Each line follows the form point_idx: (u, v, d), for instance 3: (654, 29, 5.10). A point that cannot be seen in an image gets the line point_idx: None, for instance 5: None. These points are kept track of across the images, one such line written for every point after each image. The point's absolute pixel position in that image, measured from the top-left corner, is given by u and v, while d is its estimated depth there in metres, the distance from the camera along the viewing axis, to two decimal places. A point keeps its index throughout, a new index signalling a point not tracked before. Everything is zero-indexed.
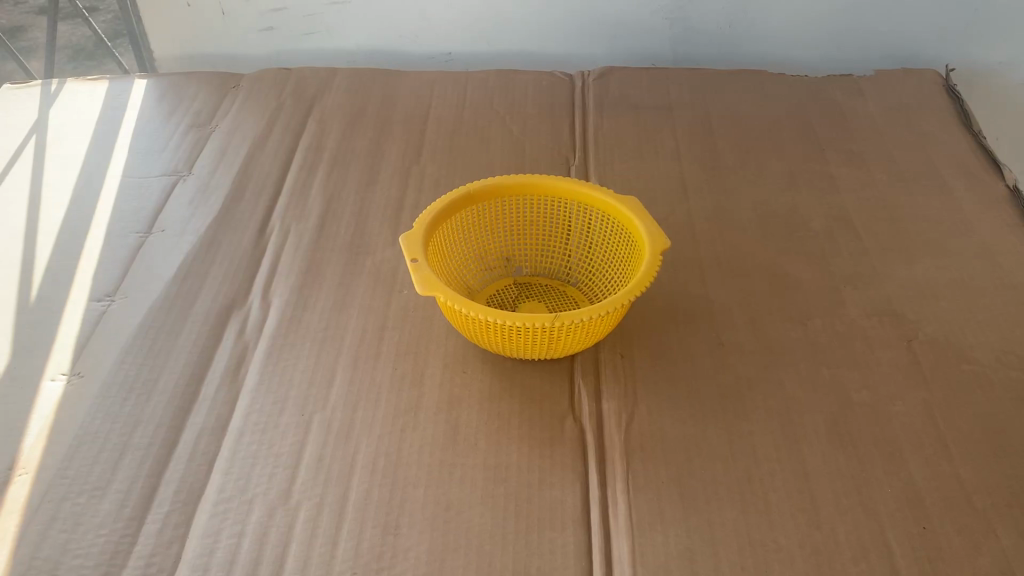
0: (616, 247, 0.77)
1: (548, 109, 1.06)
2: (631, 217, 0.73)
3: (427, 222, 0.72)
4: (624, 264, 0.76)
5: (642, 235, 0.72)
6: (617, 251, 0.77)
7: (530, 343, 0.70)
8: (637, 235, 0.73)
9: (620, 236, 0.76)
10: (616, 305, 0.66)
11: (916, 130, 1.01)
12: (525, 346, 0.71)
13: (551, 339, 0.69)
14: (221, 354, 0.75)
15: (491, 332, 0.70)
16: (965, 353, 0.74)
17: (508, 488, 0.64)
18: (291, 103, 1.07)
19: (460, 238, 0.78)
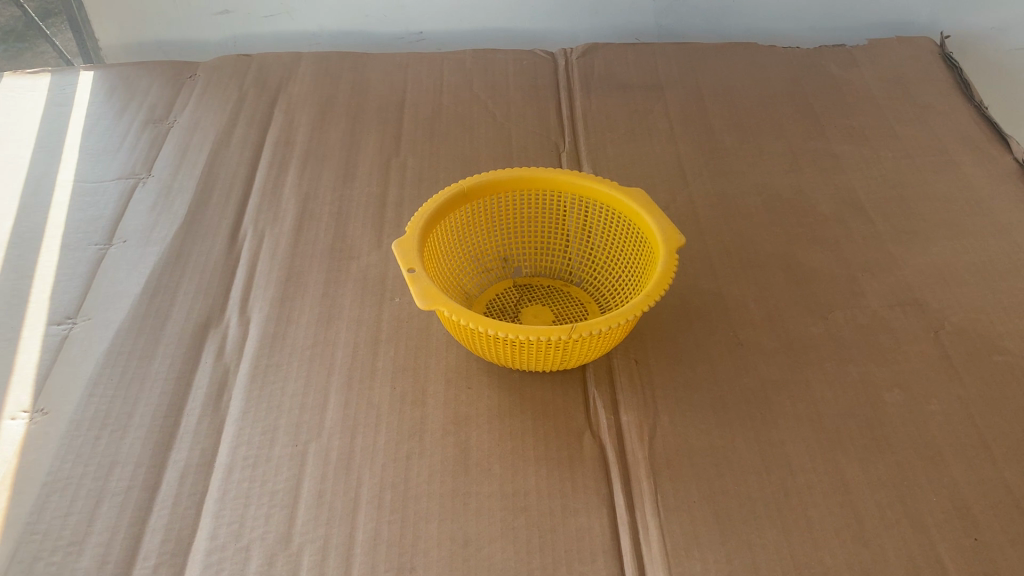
0: (623, 244, 0.72)
1: (531, 91, 1.00)
2: (639, 212, 0.68)
3: (421, 225, 0.66)
4: (633, 263, 0.71)
5: (654, 232, 0.66)
6: (624, 249, 0.72)
7: (542, 357, 0.64)
8: (648, 232, 0.68)
9: (626, 232, 0.71)
10: (636, 313, 0.60)
11: (916, 102, 0.97)
12: (535, 360, 0.65)
13: (565, 353, 0.64)
14: (200, 380, 0.68)
15: (499, 347, 0.64)
16: (995, 343, 0.70)
17: (529, 518, 0.59)
18: (255, 93, 0.99)
19: (456, 239, 0.72)
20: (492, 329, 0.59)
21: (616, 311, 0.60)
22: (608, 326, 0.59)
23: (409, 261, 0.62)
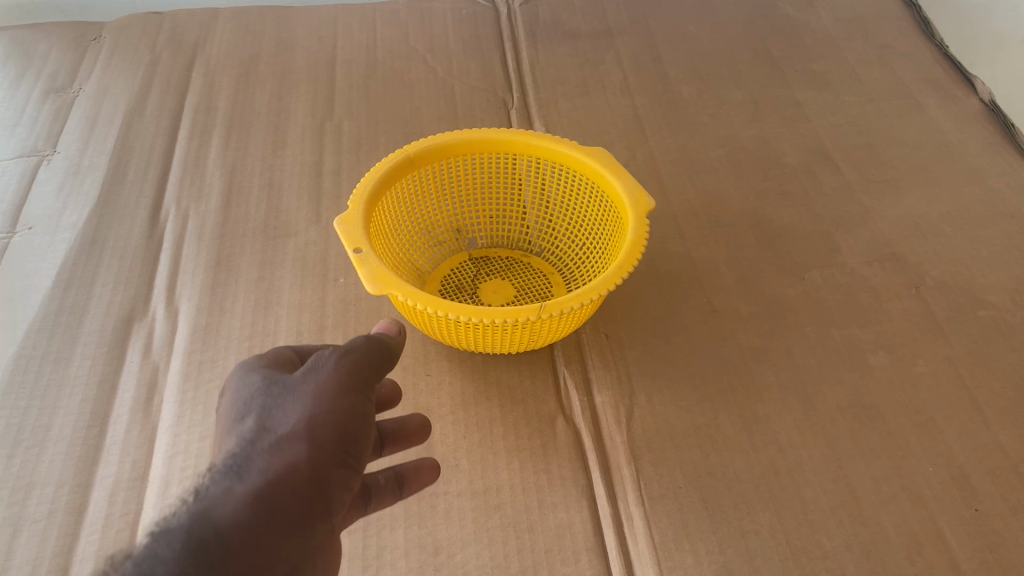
0: (586, 210, 0.67)
1: (473, 41, 0.93)
2: (604, 173, 0.62)
3: (365, 198, 0.58)
4: (601, 230, 0.66)
5: (621, 196, 0.60)
6: (588, 215, 0.67)
7: (507, 340, 0.58)
8: (613, 196, 0.62)
9: (590, 196, 0.65)
10: (611, 286, 0.54)
11: (875, 43, 0.94)
12: (500, 343, 0.59)
13: (532, 334, 0.58)
14: (126, 383, 0.61)
15: (459, 331, 0.57)
16: (978, 297, 0.67)
17: (504, 518, 0.54)
18: (169, 54, 0.90)
19: (404, 212, 0.65)
20: (452, 313, 0.53)
21: (588, 286, 0.54)
22: (581, 303, 0.53)
23: (353, 239, 0.55)
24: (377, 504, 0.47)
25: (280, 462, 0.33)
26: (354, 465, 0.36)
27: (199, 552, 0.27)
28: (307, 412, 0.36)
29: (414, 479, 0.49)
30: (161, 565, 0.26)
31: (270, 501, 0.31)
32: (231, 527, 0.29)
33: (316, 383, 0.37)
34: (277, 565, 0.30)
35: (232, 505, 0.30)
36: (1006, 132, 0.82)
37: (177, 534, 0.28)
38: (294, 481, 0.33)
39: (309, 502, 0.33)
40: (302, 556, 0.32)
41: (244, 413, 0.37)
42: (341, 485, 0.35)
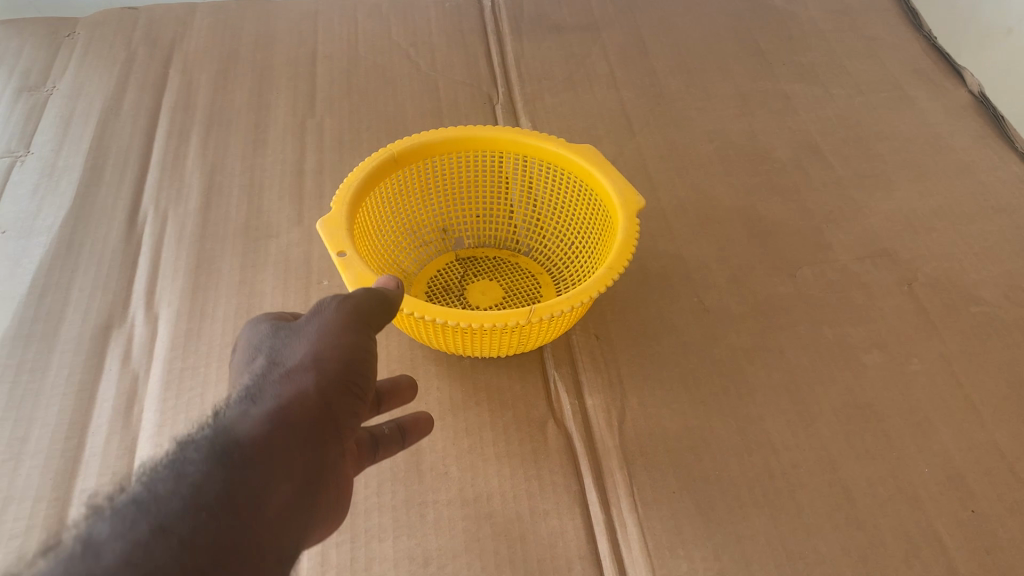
0: (575, 208, 0.66)
1: (457, 35, 0.91)
2: (592, 171, 0.61)
3: (348, 199, 0.56)
4: (590, 229, 0.64)
5: (609, 194, 0.59)
6: (577, 214, 0.66)
7: (496, 343, 0.57)
8: (603, 194, 0.61)
9: (579, 194, 0.64)
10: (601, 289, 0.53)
11: (863, 35, 0.93)
12: (488, 347, 0.58)
13: (521, 337, 0.57)
14: (106, 392, 0.59)
15: (447, 336, 0.56)
16: (971, 293, 0.66)
17: (495, 526, 0.53)
18: (145, 51, 0.88)
19: (387, 212, 0.63)
20: (439, 318, 0.51)
21: (578, 289, 0.53)
22: (572, 306, 0.52)
23: (338, 242, 0.53)
24: (382, 452, 0.50)
25: (290, 390, 0.36)
26: (364, 388, 0.39)
27: (219, 458, 0.30)
28: (314, 344, 0.39)
29: (414, 430, 0.51)
30: (186, 472, 0.29)
31: (283, 418, 0.34)
32: (249, 439, 0.32)
33: (320, 318, 0.40)
34: (295, 471, 0.33)
35: (248, 423, 0.33)
36: (996, 124, 0.81)
37: (199, 447, 0.31)
38: (306, 401, 0.36)
39: (319, 424, 0.35)
40: (319, 466, 0.35)
41: (258, 354, 0.40)
42: (352, 405, 0.38)
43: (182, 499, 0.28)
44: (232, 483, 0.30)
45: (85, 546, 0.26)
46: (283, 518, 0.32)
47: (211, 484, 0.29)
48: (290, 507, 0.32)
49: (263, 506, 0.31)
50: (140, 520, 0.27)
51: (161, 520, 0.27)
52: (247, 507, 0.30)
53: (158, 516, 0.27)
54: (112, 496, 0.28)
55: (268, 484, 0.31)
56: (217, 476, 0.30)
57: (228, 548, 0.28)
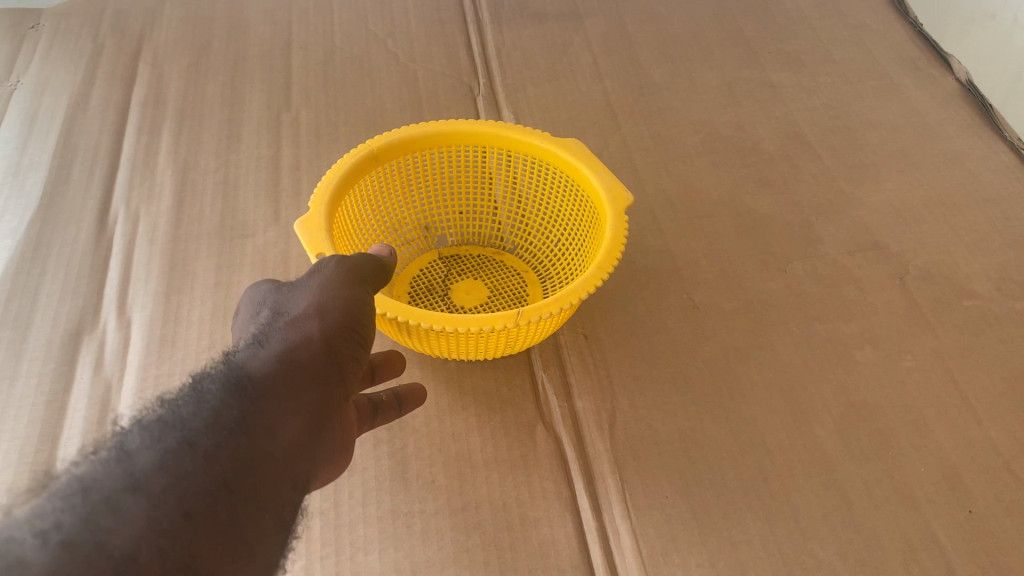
0: (561, 204, 0.64)
1: (436, 24, 0.89)
2: (579, 167, 0.59)
3: (326, 198, 0.54)
4: (578, 226, 0.63)
5: (597, 190, 0.57)
6: (564, 211, 0.64)
7: (483, 346, 0.55)
8: (589, 189, 0.59)
9: (565, 190, 0.62)
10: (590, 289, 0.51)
11: (848, 21, 0.91)
12: (474, 350, 0.56)
13: (509, 339, 0.55)
14: (77, 402, 0.57)
15: (433, 340, 0.54)
16: (963, 286, 0.65)
17: (485, 536, 0.51)
18: (113, 43, 0.85)
19: (367, 210, 0.61)
20: (424, 322, 0.49)
21: (566, 289, 0.51)
22: (561, 308, 0.50)
23: (316, 245, 0.50)
24: (382, 419, 0.50)
25: (296, 334, 0.38)
26: (360, 345, 0.41)
27: (236, 388, 0.32)
28: (311, 303, 0.40)
29: (410, 399, 0.53)
30: (205, 398, 0.31)
31: (288, 363, 0.36)
32: (258, 378, 0.34)
33: (317, 281, 0.42)
34: (303, 410, 0.35)
35: (256, 365, 0.35)
36: (984, 112, 0.80)
37: (214, 380, 0.32)
38: (308, 349, 0.37)
39: (326, 364, 0.38)
40: (326, 406, 0.36)
41: (257, 311, 0.42)
42: (350, 359, 0.40)
43: (205, 420, 0.29)
44: (248, 413, 0.31)
45: (119, 451, 0.26)
46: (297, 446, 0.33)
47: (232, 405, 0.31)
48: (301, 440, 0.34)
49: (276, 435, 0.32)
50: (167, 434, 0.28)
51: (188, 435, 0.28)
52: (262, 435, 0.31)
53: (184, 431, 0.28)
54: (136, 415, 0.29)
55: (281, 417, 0.33)
56: (234, 405, 0.31)
57: (250, 467, 0.30)
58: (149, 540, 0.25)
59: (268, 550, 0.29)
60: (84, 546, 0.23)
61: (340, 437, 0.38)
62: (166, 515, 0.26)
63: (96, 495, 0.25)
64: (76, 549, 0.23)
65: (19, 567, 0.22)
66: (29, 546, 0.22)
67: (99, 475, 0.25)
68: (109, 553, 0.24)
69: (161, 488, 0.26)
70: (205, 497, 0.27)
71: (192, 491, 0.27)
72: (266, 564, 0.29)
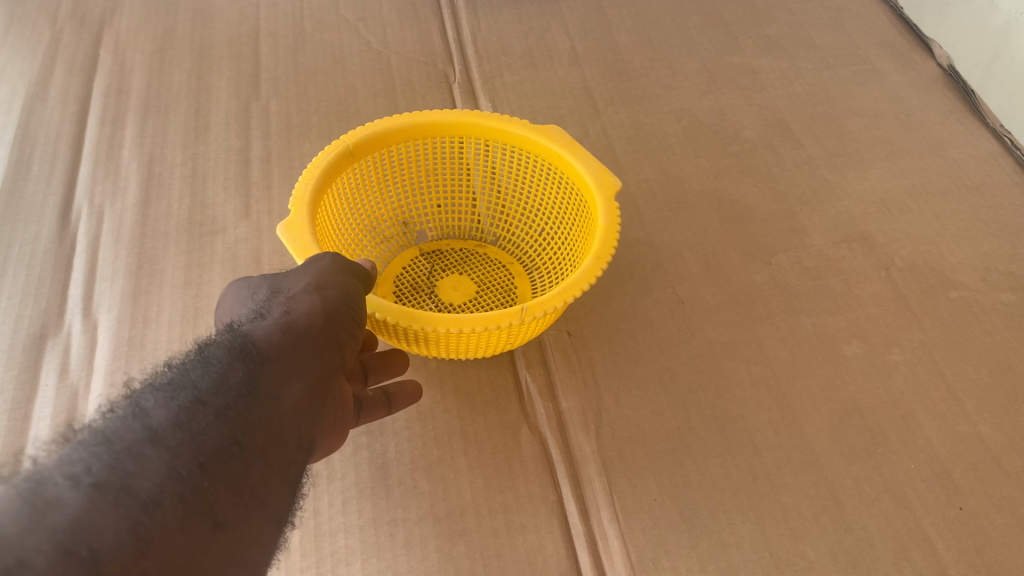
0: (543, 192, 0.62)
1: (409, 8, 0.87)
2: (562, 154, 0.57)
3: (307, 199, 0.51)
4: (565, 214, 0.61)
5: (582, 177, 0.56)
6: (547, 199, 0.62)
7: (481, 344, 0.52)
8: (573, 177, 0.58)
9: (548, 178, 0.61)
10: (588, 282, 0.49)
11: (828, 4, 0.90)
12: (471, 350, 0.53)
13: (509, 337, 0.52)
14: (41, 411, 0.54)
15: (433, 343, 0.51)
16: (949, 277, 0.65)
17: (470, 544, 0.50)
18: (72, 30, 0.81)
19: (345, 209, 0.59)
20: (427, 324, 0.46)
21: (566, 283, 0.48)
22: (563, 302, 0.47)
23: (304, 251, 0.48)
24: (367, 414, 0.49)
25: (296, 308, 0.41)
26: (358, 318, 0.43)
27: (241, 354, 0.35)
28: (306, 279, 0.43)
29: (400, 396, 0.52)
30: (213, 363, 0.34)
31: (288, 334, 0.38)
32: (260, 347, 0.36)
33: (315, 265, 0.44)
34: (305, 375, 0.37)
35: (259, 335, 0.37)
36: (966, 98, 0.80)
37: (220, 347, 0.35)
38: (308, 318, 0.40)
39: (326, 333, 0.40)
40: (326, 371, 0.39)
41: (255, 292, 0.43)
42: (348, 331, 0.42)
43: (213, 382, 0.32)
44: (253, 375, 0.34)
45: (136, 410, 0.29)
46: (301, 408, 0.36)
47: (238, 371, 0.34)
48: (304, 403, 0.36)
49: (281, 398, 0.35)
50: (181, 394, 0.31)
51: (199, 395, 0.31)
52: (268, 396, 0.34)
53: (196, 391, 0.31)
54: (149, 381, 0.32)
55: (284, 381, 0.36)
56: (240, 368, 0.34)
57: (258, 423, 0.32)
58: (170, 486, 0.27)
59: (278, 500, 0.32)
60: (112, 488, 0.25)
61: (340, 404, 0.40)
62: (184, 463, 0.28)
63: (118, 446, 0.27)
64: (104, 490, 0.25)
65: (56, 503, 0.24)
66: (62, 487, 0.24)
67: (119, 429, 0.28)
68: (137, 494, 0.26)
69: (176, 439, 0.29)
70: (219, 448, 0.30)
71: (206, 442, 0.29)
72: (276, 512, 0.32)
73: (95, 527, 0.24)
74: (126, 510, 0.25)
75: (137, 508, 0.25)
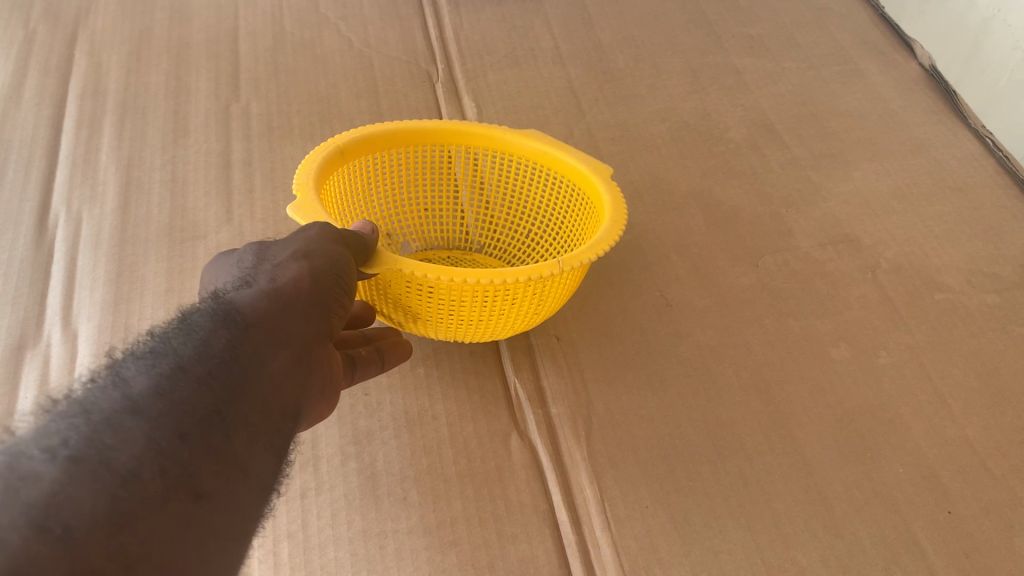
0: (531, 192, 0.63)
1: (391, 8, 0.86)
2: (548, 151, 0.59)
3: (311, 186, 0.48)
4: (559, 205, 0.62)
5: (576, 167, 0.58)
6: (536, 195, 0.63)
7: (503, 321, 0.51)
8: (563, 171, 0.59)
9: (536, 176, 0.62)
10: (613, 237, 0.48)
11: (811, 4, 0.92)
12: (485, 329, 0.51)
13: (533, 308, 0.50)
14: None
15: (456, 316, 0.49)
16: (935, 279, 0.65)
17: (462, 555, 0.49)
18: (46, 30, 0.80)
19: (343, 211, 0.56)
20: (471, 278, 0.44)
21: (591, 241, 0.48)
22: (596, 255, 0.47)
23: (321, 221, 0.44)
24: (360, 373, 0.50)
25: (283, 275, 0.39)
26: (347, 287, 0.41)
27: (224, 320, 0.34)
28: (294, 245, 0.41)
29: (393, 353, 0.52)
30: (195, 330, 0.32)
31: (274, 304, 0.37)
32: (245, 313, 0.35)
33: (304, 233, 0.42)
34: (292, 343, 0.36)
35: (243, 302, 0.36)
36: (947, 96, 0.81)
37: (204, 314, 0.34)
38: (295, 286, 0.38)
39: (313, 303, 0.39)
40: (313, 341, 0.38)
41: (240, 257, 0.41)
42: (337, 299, 0.40)
43: (195, 349, 0.31)
44: (238, 342, 0.33)
45: (115, 379, 0.28)
46: (286, 376, 0.34)
47: (220, 338, 0.32)
48: (290, 370, 0.35)
49: (266, 365, 0.33)
50: (161, 362, 0.30)
51: (180, 362, 0.30)
52: (253, 363, 0.33)
53: (177, 358, 0.30)
54: (129, 350, 0.31)
55: (270, 348, 0.34)
56: (223, 334, 0.33)
57: (241, 392, 0.31)
58: (150, 458, 0.26)
59: (259, 468, 0.30)
60: (90, 462, 0.24)
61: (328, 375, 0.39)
62: (164, 434, 0.27)
63: (96, 417, 0.26)
64: (82, 463, 0.24)
65: (32, 478, 0.23)
66: (38, 461, 0.23)
67: (98, 400, 0.27)
68: (115, 469, 0.25)
69: (157, 409, 0.27)
70: (200, 418, 0.29)
71: (187, 412, 0.28)
72: (258, 480, 0.30)
73: (72, 504, 0.23)
74: (103, 485, 0.24)
75: (116, 482, 0.24)
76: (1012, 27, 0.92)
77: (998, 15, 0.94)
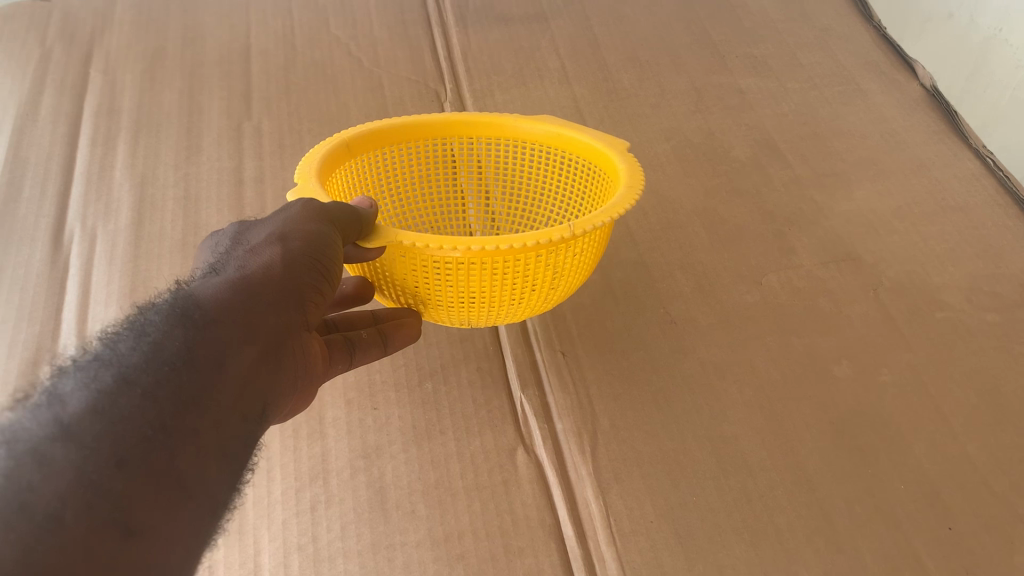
0: (532, 177, 0.65)
1: (401, 29, 0.88)
2: (559, 131, 0.59)
3: (314, 176, 0.49)
4: (569, 187, 0.62)
5: (589, 146, 0.58)
6: (540, 178, 0.64)
7: (518, 297, 0.50)
8: (578, 151, 0.59)
9: (545, 160, 0.63)
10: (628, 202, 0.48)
11: (815, 26, 0.93)
12: (500, 308, 0.51)
13: (551, 281, 0.50)
14: None
15: (471, 293, 0.49)
16: (935, 298, 0.66)
17: (468, 568, 0.49)
18: (62, 50, 0.82)
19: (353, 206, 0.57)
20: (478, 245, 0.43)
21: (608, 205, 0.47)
22: (612, 217, 0.46)
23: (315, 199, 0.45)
24: (360, 356, 0.50)
25: (255, 264, 0.39)
26: (326, 271, 0.41)
27: (181, 317, 0.32)
28: (270, 233, 0.41)
29: (396, 336, 0.52)
30: (147, 332, 0.31)
31: (241, 295, 0.36)
32: (205, 307, 0.34)
33: (284, 213, 0.42)
34: (256, 340, 0.35)
35: (206, 294, 0.35)
36: (949, 116, 0.82)
37: (160, 312, 0.33)
38: (262, 278, 0.38)
39: (283, 291, 0.38)
40: (281, 334, 0.37)
41: (219, 242, 0.43)
42: (311, 288, 0.40)
43: (144, 355, 0.30)
44: (194, 341, 0.32)
45: (51, 395, 0.27)
46: (247, 376, 0.34)
47: (173, 338, 0.31)
48: (252, 369, 0.34)
49: (223, 367, 0.32)
50: (103, 372, 0.28)
51: (125, 372, 0.29)
52: (210, 365, 0.32)
53: (121, 369, 0.29)
54: (75, 355, 0.30)
55: (229, 347, 0.33)
56: (178, 335, 0.31)
57: (192, 398, 0.30)
58: (76, 496, 0.24)
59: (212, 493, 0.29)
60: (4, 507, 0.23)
61: (299, 365, 0.39)
62: (97, 463, 0.25)
63: (21, 446, 0.24)
64: None
65: None
66: None
67: (28, 422, 0.25)
68: (32, 514, 0.23)
69: (93, 433, 0.26)
70: (141, 440, 0.27)
71: (127, 433, 0.27)
72: (209, 501, 0.29)
73: None
74: (18, 535, 0.23)
75: (32, 530, 0.23)
76: (1013, 46, 0.94)
77: (1000, 34, 0.96)
